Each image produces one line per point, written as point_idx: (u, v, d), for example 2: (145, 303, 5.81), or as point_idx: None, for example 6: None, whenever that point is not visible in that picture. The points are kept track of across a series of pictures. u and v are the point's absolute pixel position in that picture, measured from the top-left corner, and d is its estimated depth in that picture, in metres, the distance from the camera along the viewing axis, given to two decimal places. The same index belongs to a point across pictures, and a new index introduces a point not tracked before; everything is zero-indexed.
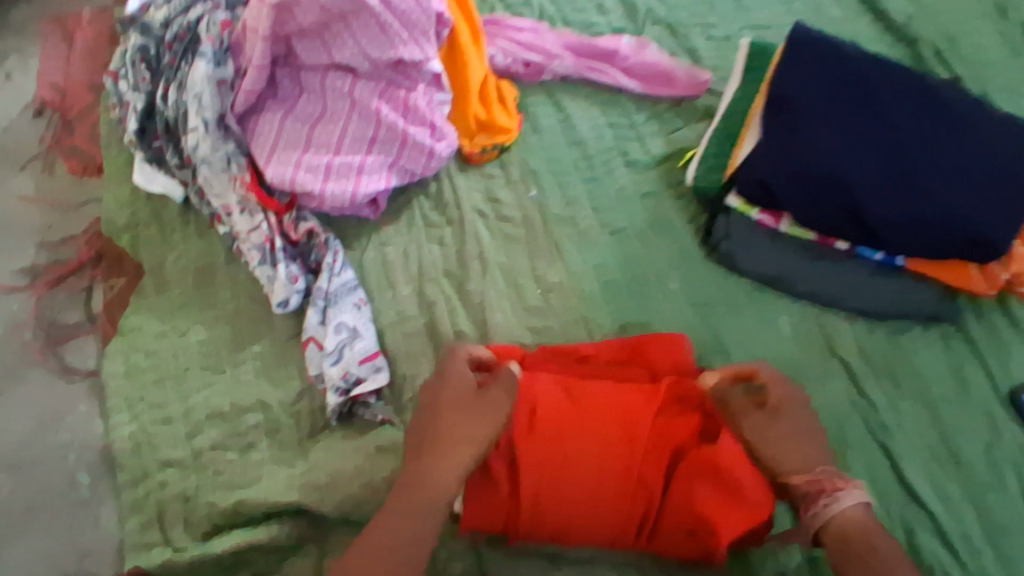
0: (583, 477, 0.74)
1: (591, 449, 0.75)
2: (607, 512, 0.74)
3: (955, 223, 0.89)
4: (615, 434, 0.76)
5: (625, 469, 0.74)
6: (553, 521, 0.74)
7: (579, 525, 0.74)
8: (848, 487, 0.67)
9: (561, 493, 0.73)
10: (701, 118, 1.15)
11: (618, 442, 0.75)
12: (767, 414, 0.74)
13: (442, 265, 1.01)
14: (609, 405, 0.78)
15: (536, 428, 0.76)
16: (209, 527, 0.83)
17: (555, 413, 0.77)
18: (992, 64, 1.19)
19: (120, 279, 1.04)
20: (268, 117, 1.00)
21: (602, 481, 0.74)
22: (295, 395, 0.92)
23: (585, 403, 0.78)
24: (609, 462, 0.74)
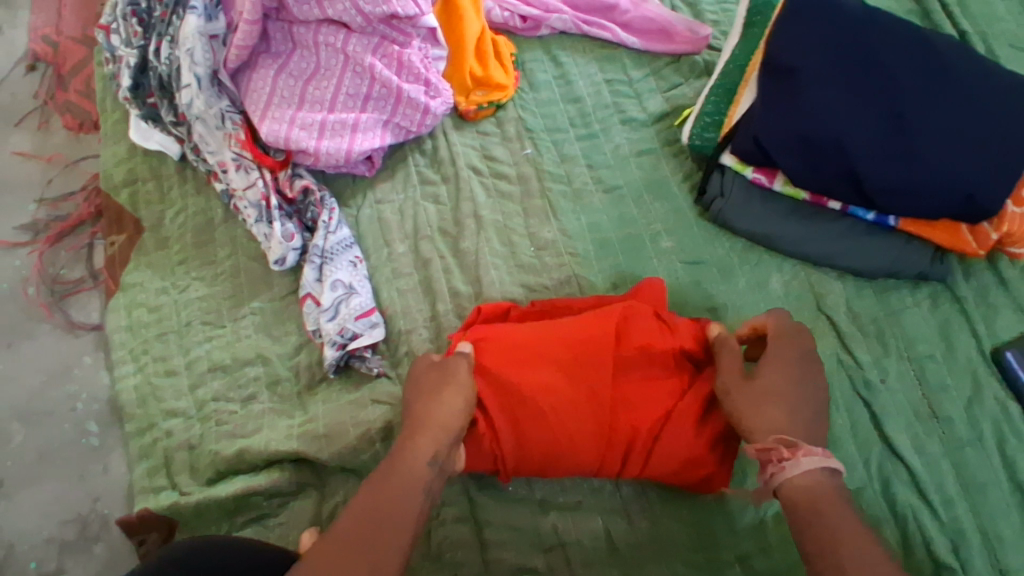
0: (558, 415, 0.77)
1: (560, 388, 0.77)
2: (591, 446, 0.77)
3: (954, 184, 0.88)
4: (582, 369, 0.78)
5: (582, 407, 0.77)
6: (540, 459, 0.78)
7: (565, 460, 0.78)
8: (802, 452, 0.64)
9: (543, 431, 0.77)
10: (700, 74, 1.14)
11: (585, 376, 0.78)
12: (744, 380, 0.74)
13: (437, 224, 1.02)
14: (571, 342, 0.79)
15: (502, 374, 0.78)
16: (213, 473, 0.86)
17: (518, 359, 0.79)
18: (1004, 19, 1.17)
19: (119, 236, 1.04)
20: (262, 73, 1.00)
21: (565, 419, 0.77)
22: (294, 349, 0.94)
23: (548, 344, 0.80)
24: (581, 398, 0.77)
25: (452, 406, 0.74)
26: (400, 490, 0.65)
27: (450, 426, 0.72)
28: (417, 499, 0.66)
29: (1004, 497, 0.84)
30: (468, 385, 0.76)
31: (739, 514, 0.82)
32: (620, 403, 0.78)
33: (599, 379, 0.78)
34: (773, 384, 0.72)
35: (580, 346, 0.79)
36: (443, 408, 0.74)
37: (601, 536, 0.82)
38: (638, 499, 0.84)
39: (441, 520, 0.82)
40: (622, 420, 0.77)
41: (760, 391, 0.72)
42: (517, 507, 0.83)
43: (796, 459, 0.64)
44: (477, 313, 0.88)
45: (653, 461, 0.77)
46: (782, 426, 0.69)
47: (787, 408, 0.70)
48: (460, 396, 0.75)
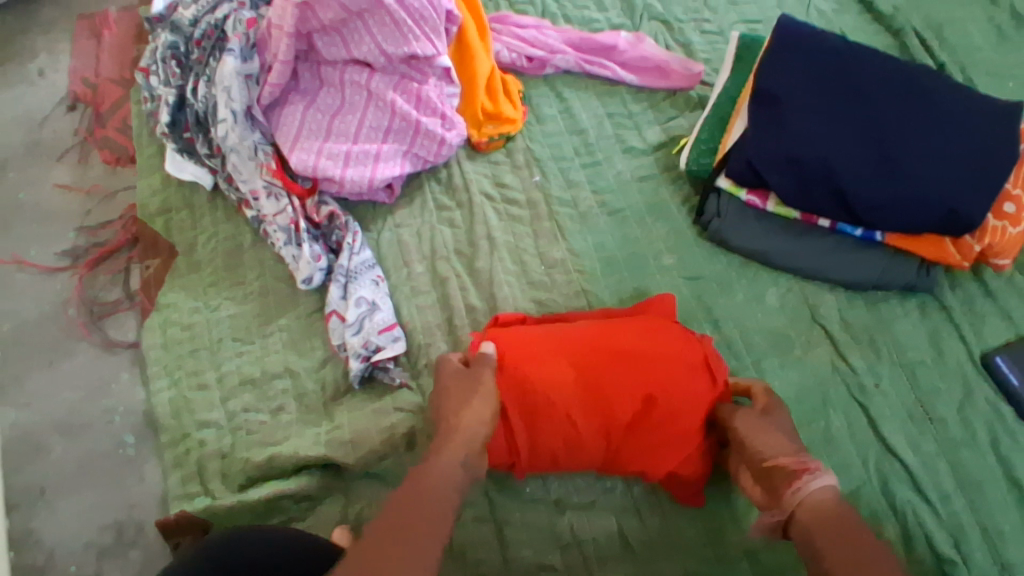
0: (563, 408, 0.82)
1: (566, 384, 0.83)
2: (593, 438, 0.82)
3: (934, 201, 0.95)
4: (584, 366, 0.84)
5: (583, 401, 0.82)
6: (546, 450, 0.83)
7: (572, 452, 0.83)
8: (826, 471, 0.70)
9: (549, 424, 0.82)
10: (694, 107, 1.23)
11: (587, 372, 0.83)
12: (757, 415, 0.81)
13: (454, 245, 1.09)
14: (577, 343, 0.86)
15: (513, 369, 0.84)
16: (245, 479, 0.90)
17: (526, 358, 0.85)
18: (979, 51, 1.27)
19: (154, 260, 1.10)
20: (292, 108, 1.08)
21: (568, 412, 0.82)
22: (320, 362, 1.00)
23: (553, 346, 0.86)
24: (583, 392, 0.82)
25: (477, 413, 0.78)
26: (434, 491, 0.69)
27: (474, 431, 0.76)
28: (447, 499, 0.69)
29: (1000, 493, 0.89)
30: (489, 391, 0.81)
31: (747, 513, 0.86)
32: (620, 395, 0.82)
33: (600, 374, 0.83)
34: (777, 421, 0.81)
35: (586, 348, 0.85)
36: (470, 415, 0.78)
37: (615, 533, 0.86)
38: (649, 498, 0.88)
39: (462, 522, 0.86)
40: (619, 412, 0.82)
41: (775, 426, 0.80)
42: (534, 507, 0.88)
43: (827, 473, 0.70)
44: (496, 320, 0.95)
45: (651, 451, 0.82)
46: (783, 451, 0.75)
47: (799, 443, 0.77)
48: (484, 404, 0.80)
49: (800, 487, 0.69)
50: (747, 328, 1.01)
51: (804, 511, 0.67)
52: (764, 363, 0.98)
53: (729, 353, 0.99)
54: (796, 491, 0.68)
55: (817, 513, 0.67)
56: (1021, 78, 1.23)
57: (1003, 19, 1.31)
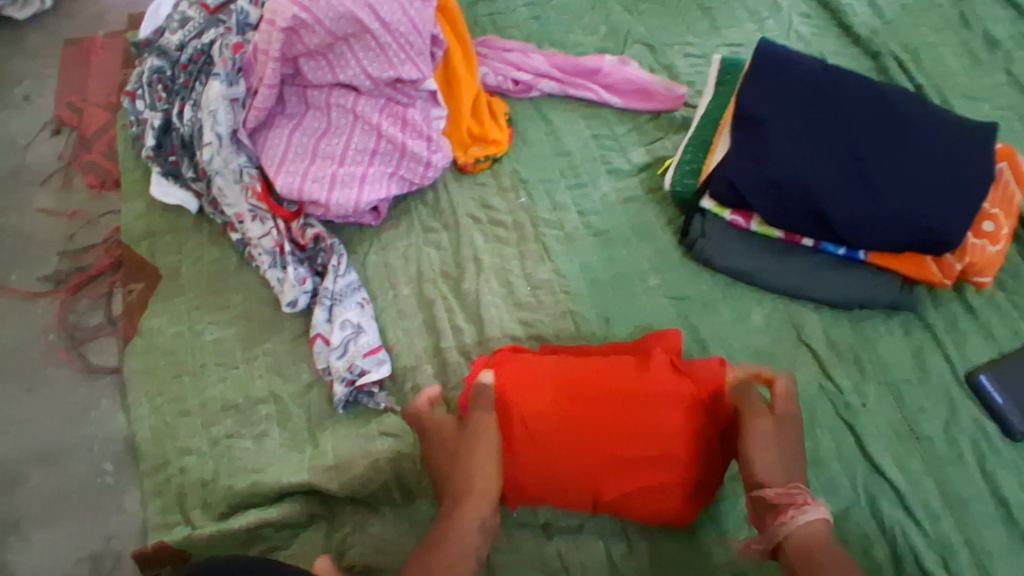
0: (542, 441, 0.82)
1: (550, 422, 0.82)
2: (569, 473, 0.82)
3: (914, 219, 0.96)
4: (572, 400, 0.83)
5: (567, 441, 0.82)
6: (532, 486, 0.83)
7: (548, 486, 0.83)
8: (814, 503, 0.72)
9: (529, 455, 0.82)
10: (678, 129, 1.24)
11: (571, 409, 0.82)
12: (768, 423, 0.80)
13: (439, 267, 1.08)
14: (568, 377, 0.84)
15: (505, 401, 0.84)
16: (226, 507, 0.89)
17: (519, 386, 0.85)
18: (954, 73, 1.30)
19: (138, 284, 1.10)
20: (277, 132, 1.08)
21: (552, 450, 0.81)
22: (305, 386, 0.99)
23: (546, 378, 0.85)
24: (564, 426, 0.82)
25: (483, 470, 0.80)
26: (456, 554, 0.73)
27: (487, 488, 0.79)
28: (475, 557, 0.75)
29: (987, 511, 0.89)
30: (491, 447, 0.81)
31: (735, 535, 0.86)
32: (599, 435, 0.81)
33: (583, 412, 0.82)
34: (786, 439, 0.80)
35: (578, 385, 0.84)
36: (479, 471, 0.80)
37: (603, 557, 0.86)
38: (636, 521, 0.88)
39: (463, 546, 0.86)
40: (594, 449, 0.81)
41: (773, 447, 0.79)
42: (525, 531, 0.87)
43: (811, 507, 0.71)
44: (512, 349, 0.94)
45: (626, 487, 0.82)
46: (780, 473, 0.77)
47: (787, 462, 0.78)
48: (488, 466, 0.80)
49: (787, 520, 0.71)
50: (732, 349, 1.01)
51: (790, 549, 0.70)
52: None
53: None
54: (783, 525, 0.71)
55: (803, 547, 0.69)
56: (995, 100, 1.26)
57: (977, 42, 1.34)
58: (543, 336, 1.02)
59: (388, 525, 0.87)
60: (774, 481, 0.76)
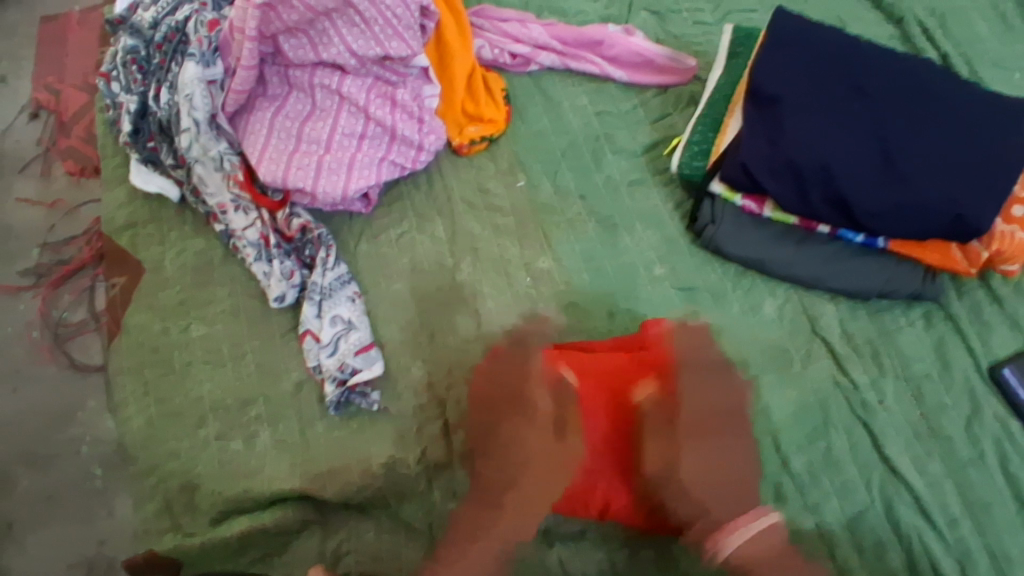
0: (570, 442, 0.81)
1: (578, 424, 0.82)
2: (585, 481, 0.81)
3: (941, 205, 0.89)
4: (608, 407, 0.83)
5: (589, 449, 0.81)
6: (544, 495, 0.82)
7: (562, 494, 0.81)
8: (735, 529, 0.76)
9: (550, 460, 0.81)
10: (687, 104, 1.17)
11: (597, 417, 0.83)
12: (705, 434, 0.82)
13: (434, 258, 1.03)
14: (601, 383, 0.84)
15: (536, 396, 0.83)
16: (216, 514, 0.87)
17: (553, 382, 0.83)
18: (985, 40, 1.21)
19: (121, 277, 1.05)
20: (259, 115, 1.02)
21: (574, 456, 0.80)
22: (294, 386, 0.95)
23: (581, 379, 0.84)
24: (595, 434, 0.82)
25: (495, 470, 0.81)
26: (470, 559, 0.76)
27: (506, 486, 0.80)
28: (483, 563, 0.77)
29: (1009, 516, 0.84)
30: (510, 449, 0.81)
31: None
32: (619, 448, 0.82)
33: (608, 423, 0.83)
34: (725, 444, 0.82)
35: (607, 393, 0.84)
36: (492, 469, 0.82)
37: (605, 564, 0.83)
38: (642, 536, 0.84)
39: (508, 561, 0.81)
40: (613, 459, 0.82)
41: (717, 454, 0.81)
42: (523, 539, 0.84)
43: (732, 534, 0.76)
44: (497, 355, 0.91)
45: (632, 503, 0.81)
46: (720, 482, 0.80)
47: (729, 467, 0.81)
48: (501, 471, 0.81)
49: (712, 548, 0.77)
50: (743, 342, 0.96)
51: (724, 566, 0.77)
52: (761, 380, 0.93)
53: None
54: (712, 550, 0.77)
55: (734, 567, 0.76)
56: None
57: (1009, 7, 1.25)
58: (543, 331, 0.97)
59: (382, 534, 0.85)
60: (717, 489, 0.80)
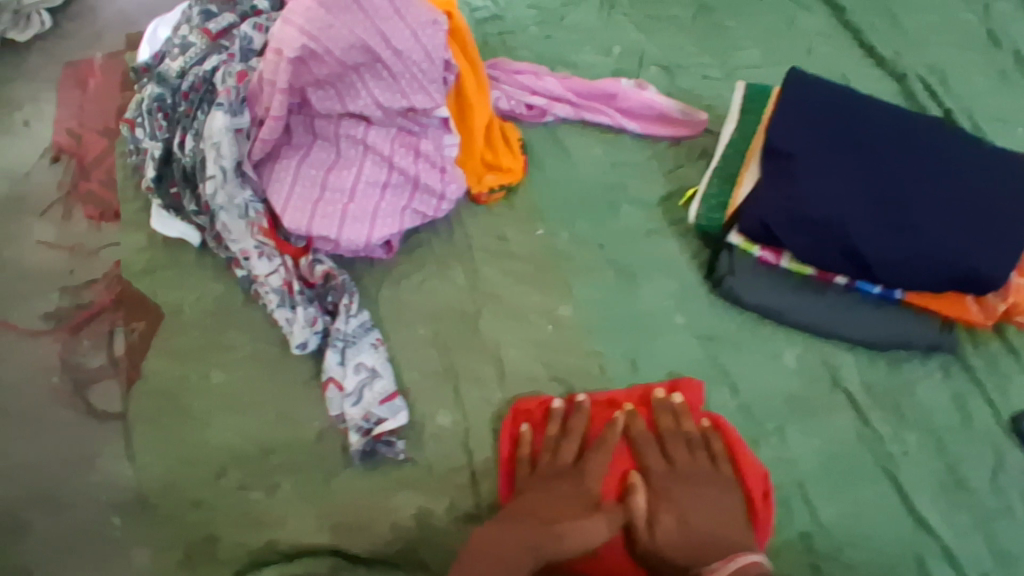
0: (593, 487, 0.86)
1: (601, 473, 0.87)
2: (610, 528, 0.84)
3: (954, 261, 0.92)
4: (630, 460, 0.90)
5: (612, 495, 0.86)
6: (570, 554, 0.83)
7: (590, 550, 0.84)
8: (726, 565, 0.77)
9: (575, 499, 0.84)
10: (699, 155, 1.20)
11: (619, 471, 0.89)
12: (699, 488, 0.87)
13: (455, 304, 1.04)
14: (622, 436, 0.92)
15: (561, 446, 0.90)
16: (242, 564, 0.86)
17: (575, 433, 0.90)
18: (984, 95, 1.26)
19: (141, 322, 1.06)
20: (285, 164, 1.04)
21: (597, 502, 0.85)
22: (316, 435, 0.94)
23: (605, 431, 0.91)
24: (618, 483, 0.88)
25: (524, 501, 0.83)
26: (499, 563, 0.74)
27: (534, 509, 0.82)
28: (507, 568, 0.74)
29: None
30: (540, 489, 0.85)
31: None
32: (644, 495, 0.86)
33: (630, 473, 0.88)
34: (724, 498, 0.86)
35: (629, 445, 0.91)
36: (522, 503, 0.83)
37: None
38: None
39: None
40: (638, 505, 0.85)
41: (713, 503, 0.85)
42: None
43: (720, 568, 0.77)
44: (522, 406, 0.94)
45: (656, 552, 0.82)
46: (718, 530, 0.83)
47: (727, 514, 0.84)
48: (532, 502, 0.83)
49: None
50: (765, 392, 0.97)
51: None
52: (784, 430, 0.94)
53: (748, 419, 0.95)
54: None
55: None
56: None
57: (1007, 63, 1.30)
58: (566, 380, 0.98)
59: None
60: (719, 537, 0.82)
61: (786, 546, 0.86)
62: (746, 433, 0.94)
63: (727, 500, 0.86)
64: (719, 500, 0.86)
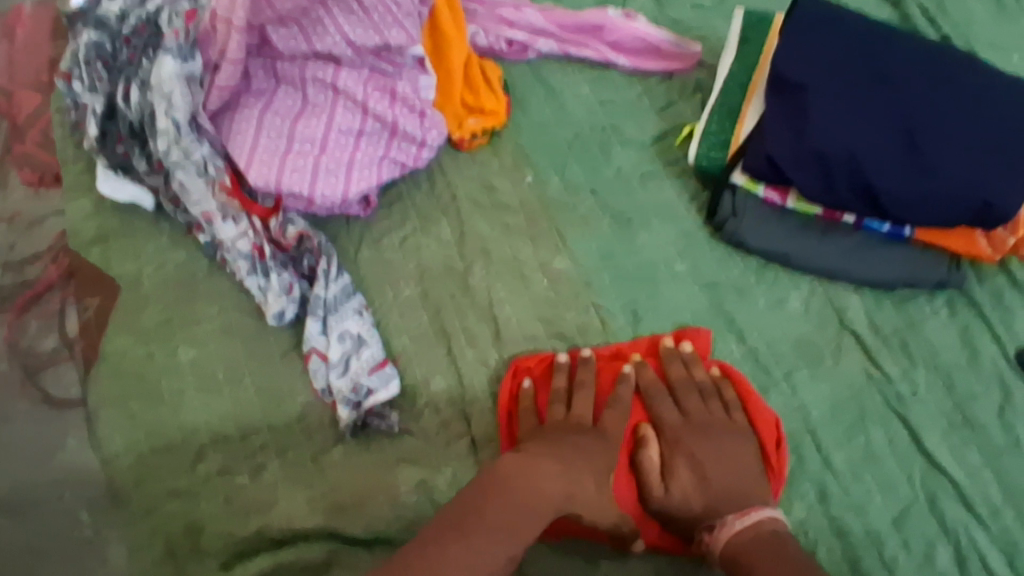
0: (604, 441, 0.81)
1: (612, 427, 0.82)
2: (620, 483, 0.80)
3: (973, 195, 0.87)
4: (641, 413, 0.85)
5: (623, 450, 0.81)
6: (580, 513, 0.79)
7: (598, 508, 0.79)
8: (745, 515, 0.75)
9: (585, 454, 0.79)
10: (693, 90, 1.12)
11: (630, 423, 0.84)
12: (715, 438, 0.82)
13: (442, 262, 0.96)
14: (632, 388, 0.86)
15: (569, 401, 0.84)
16: (230, 555, 0.78)
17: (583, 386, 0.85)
18: (983, 21, 1.20)
19: (93, 299, 0.96)
20: (247, 112, 0.95)
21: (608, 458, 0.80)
22: (301, 410, 0.88)
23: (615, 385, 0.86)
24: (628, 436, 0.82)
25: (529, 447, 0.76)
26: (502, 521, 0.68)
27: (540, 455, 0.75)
28: (510, 526, 0.69)
29: None
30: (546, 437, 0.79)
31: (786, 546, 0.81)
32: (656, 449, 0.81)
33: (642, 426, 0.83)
34: (741, 448, 0.82)
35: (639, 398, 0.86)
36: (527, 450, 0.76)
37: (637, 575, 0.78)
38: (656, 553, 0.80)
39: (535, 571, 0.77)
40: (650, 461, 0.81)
41: (730, 454, 0.81)
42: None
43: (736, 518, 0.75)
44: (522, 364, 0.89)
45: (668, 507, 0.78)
46: (734, 482, 0.79)
47: (743, 464, 0.80)
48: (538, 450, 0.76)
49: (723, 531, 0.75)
50: (772, 339, 0.93)
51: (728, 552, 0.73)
52: (793, 376, 0.90)
53: (756, 367, 0.91)
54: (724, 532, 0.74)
55: (743, 548, 0.73)
56: None
57: None
58: (566, 336, 0.92)
59: None
60: (736, 489, 0.79)
61: (800, 495, 0.84)
62: (755, 382, 0.90)
63: (743, 449, 0.82)
64: (736, 450, 0.81)
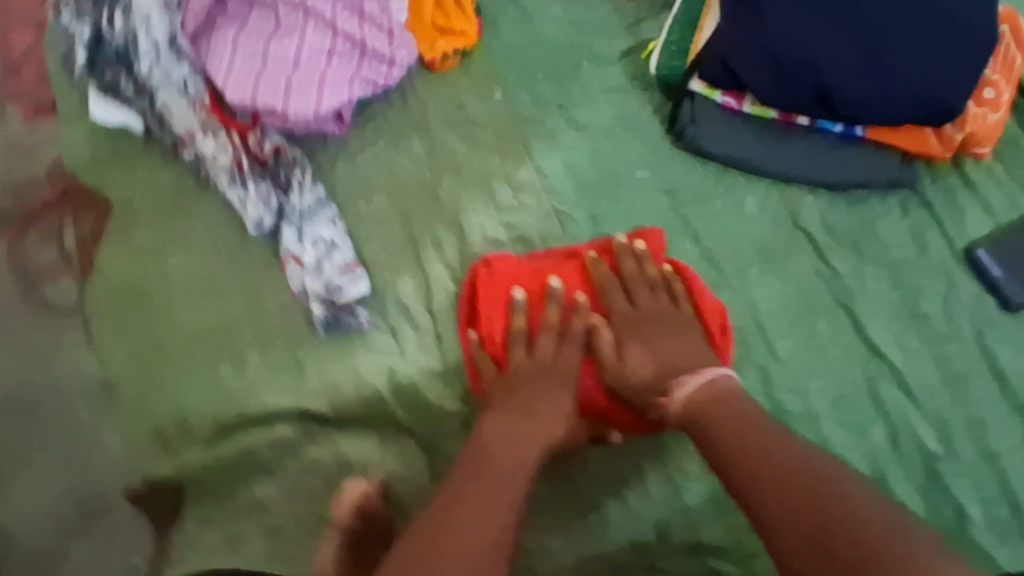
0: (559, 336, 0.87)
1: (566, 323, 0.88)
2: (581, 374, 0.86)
3: (918, 92, 0.91)
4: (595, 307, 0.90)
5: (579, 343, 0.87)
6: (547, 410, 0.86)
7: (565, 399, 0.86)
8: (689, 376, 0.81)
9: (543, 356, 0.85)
10: (660, 7, 1.15)
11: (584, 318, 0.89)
12: (663, 323, 0.87)
13: (413, 175, 1.01)
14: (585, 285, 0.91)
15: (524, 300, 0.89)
16: (215, 433, 0.87)
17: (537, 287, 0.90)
18: None
19: (87, 216, 1.05)
20: (222, 32, 1.00)
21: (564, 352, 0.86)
22: (279, 310, 0.93)
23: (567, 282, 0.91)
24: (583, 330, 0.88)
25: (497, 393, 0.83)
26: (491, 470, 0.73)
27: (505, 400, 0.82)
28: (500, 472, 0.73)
29: (982, 385, 0.89)
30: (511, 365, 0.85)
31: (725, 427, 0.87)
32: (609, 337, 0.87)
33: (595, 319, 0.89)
34: (688, 330, 0.87)
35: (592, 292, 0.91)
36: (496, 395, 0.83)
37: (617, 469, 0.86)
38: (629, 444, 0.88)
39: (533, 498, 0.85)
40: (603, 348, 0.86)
41: (678, 335, 0.86)
42: (545, 509, 0.83)
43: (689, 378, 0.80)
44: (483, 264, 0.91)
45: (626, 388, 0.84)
46: (683, 357, 0.84)
47: (690, 342, 0.86)
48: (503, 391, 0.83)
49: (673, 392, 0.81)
50: (728, 240, 0.97)
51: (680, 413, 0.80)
52: (745, 274, 0.94)
53: (710, 265, 0.95)
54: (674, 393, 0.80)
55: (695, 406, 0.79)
56: None
57: None
58: (528, 240, 0.97)
59: (385, 442, 0.88)
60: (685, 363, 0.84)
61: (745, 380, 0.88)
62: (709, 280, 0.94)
63: (690, 331, 0.87)
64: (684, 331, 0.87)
